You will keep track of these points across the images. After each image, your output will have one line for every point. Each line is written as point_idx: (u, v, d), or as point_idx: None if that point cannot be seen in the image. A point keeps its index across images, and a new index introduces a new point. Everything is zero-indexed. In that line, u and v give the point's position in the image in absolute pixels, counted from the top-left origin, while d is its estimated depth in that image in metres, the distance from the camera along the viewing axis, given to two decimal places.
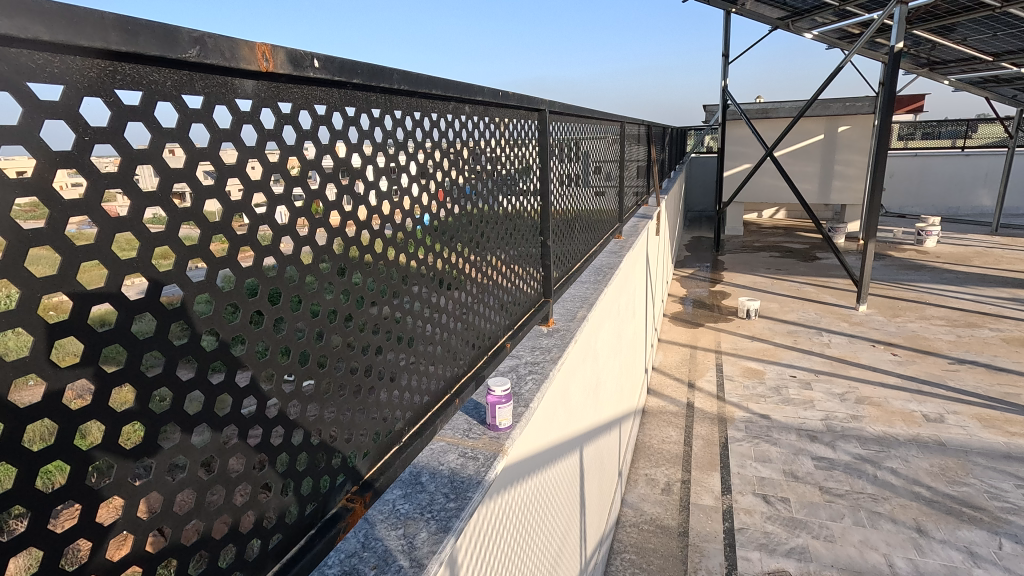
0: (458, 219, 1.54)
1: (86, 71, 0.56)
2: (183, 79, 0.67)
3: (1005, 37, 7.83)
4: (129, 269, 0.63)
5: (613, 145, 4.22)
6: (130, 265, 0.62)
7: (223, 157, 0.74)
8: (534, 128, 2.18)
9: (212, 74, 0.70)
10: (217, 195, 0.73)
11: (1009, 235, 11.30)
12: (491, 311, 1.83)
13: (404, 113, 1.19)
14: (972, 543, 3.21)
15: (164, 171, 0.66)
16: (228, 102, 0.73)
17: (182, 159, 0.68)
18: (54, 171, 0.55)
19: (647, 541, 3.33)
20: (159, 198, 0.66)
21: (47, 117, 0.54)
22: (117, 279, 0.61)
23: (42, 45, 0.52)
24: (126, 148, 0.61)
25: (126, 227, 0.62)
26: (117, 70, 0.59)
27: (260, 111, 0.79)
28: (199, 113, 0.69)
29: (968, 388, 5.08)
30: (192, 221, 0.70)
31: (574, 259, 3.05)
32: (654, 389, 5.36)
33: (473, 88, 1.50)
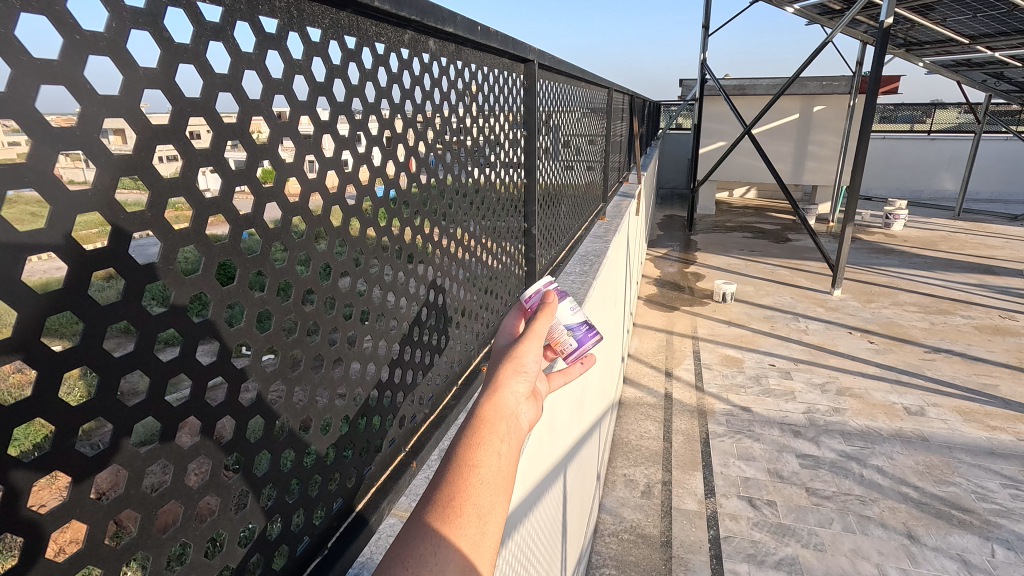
0: (434, 190, 1.29)
1: None
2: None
3: (985, 19, 7.59)
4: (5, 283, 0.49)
5: (589, 116, 3.79)
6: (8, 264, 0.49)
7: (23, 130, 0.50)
8: (519, 83, 1.85)
9: None
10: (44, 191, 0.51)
11: (972, 220, 11.44)
12: (461, 284, 1.52)
13: (326, 34, 0.83)
14: (965, 551, 3.05)
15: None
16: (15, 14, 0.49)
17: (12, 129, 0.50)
18: None
19: (627, 553, 3.04)
20: None
21: None
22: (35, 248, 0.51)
23: None
24: None
25: None
26: None
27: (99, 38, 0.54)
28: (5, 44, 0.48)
29: (946, 379, 4.98)
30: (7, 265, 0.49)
31: (550, 238, 2.68)
32: (631, 378, 5.07)
33: (440, 13, 1.11)
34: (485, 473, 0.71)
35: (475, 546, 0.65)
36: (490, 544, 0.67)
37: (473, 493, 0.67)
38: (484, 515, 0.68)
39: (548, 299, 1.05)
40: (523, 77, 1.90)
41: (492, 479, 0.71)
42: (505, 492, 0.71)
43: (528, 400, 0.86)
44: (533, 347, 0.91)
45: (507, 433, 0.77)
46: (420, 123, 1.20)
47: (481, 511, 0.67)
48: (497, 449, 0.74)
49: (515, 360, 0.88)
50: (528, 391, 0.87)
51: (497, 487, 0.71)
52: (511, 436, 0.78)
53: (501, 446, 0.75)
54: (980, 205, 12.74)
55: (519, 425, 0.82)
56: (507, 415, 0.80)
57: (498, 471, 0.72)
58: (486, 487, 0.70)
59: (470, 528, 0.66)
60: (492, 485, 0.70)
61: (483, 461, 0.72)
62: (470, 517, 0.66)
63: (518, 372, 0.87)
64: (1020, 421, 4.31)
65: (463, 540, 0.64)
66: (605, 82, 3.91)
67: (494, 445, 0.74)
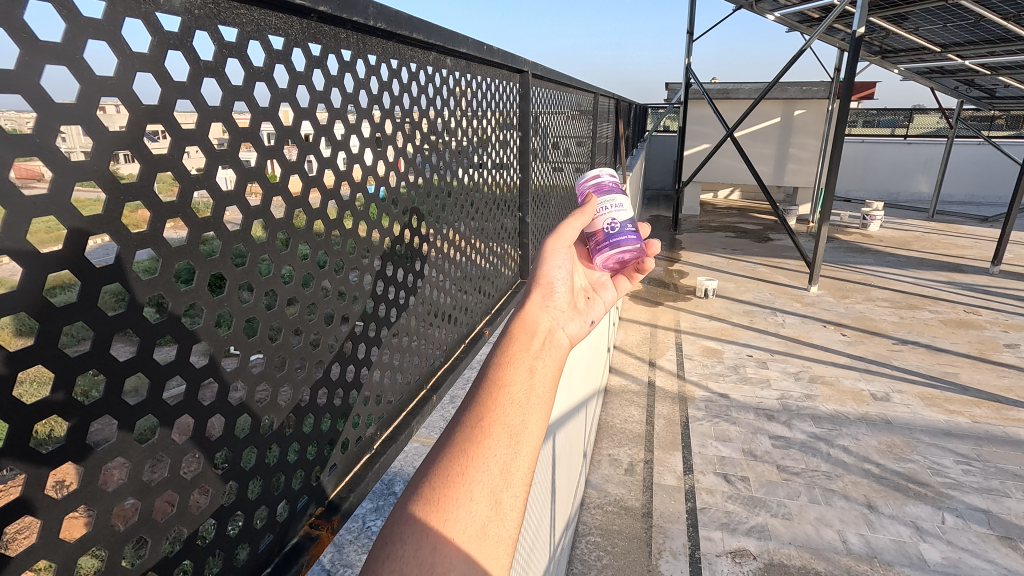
0: (423, 191, 1.42)
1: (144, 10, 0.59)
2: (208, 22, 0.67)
3: (955, 29, 7.96)
4: (170, 212, 0.67)
5: (577, 118, 4.05)
6: (172, 208, 0.67)
7: (179, 118, 0.68)
8: (515, 90, 2.19)
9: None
10: (199, 141, 0.71)
11: (945, 221, 11.89)
12: (449, 284, 1.68)
13: (377, 59, 1.09)
14: (918, 518, 3.34)
15: (173, 131, 0.67)
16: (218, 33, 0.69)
17: (192, 118, 0.70)
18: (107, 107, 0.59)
19: (612, 523, 3.29)
20: (171, 161, 0.67)
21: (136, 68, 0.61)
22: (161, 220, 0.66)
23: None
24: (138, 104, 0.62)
25: (165, 165, 0.66)
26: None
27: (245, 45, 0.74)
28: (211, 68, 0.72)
29: (911, 368, 5.31)
30: (178, 214, 0.68)
31: (538, 232, 2.95)
32: (616, 368, 5.34)
33: (457, 38, 1.42)
34: (513, 392, 0.87)
35: (507, 456, 0.81)
36: (521, 452, 0.83)
37: (500, 412, 0.83)
38: (514, 430, 0.84)
39: (582, 206, 1.26)
40: (519, 85, 2.25)
41: (521, 399, 0.87)
42: (532, 408, 0.87)
43: (555, 317, 1.08)
44: (555, 267, 1.15)
45: (532, 358, 0.94)
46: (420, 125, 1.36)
47: (511, 428, 0.84)
48: (524, 372, 0.91)
49: (541, 285, 1.11)
50: (552, 312, 1.08)
51: (525, 405, 0.87)
52: (537, 357, 0.95)
53: (527, 369, 0.92)
54: (952, 206, 13.24)
55: (545, 346, 0.99)
56: (533, 342, 0.98)
57: (525, 392, 0.89)
58: (514, 406, 0.86)
59: (500, 444, 0.82)
60: (520, 404, 0.87)
61: (512, 382, 0.88)
62: (499, 434, 0.82)
63: (542, 297, 1.09)
64: (975, 406, 4.64)
65: (495, 453, 0.81)
66: (591, 86, 4.17)
67: (521, 370, 0.91)
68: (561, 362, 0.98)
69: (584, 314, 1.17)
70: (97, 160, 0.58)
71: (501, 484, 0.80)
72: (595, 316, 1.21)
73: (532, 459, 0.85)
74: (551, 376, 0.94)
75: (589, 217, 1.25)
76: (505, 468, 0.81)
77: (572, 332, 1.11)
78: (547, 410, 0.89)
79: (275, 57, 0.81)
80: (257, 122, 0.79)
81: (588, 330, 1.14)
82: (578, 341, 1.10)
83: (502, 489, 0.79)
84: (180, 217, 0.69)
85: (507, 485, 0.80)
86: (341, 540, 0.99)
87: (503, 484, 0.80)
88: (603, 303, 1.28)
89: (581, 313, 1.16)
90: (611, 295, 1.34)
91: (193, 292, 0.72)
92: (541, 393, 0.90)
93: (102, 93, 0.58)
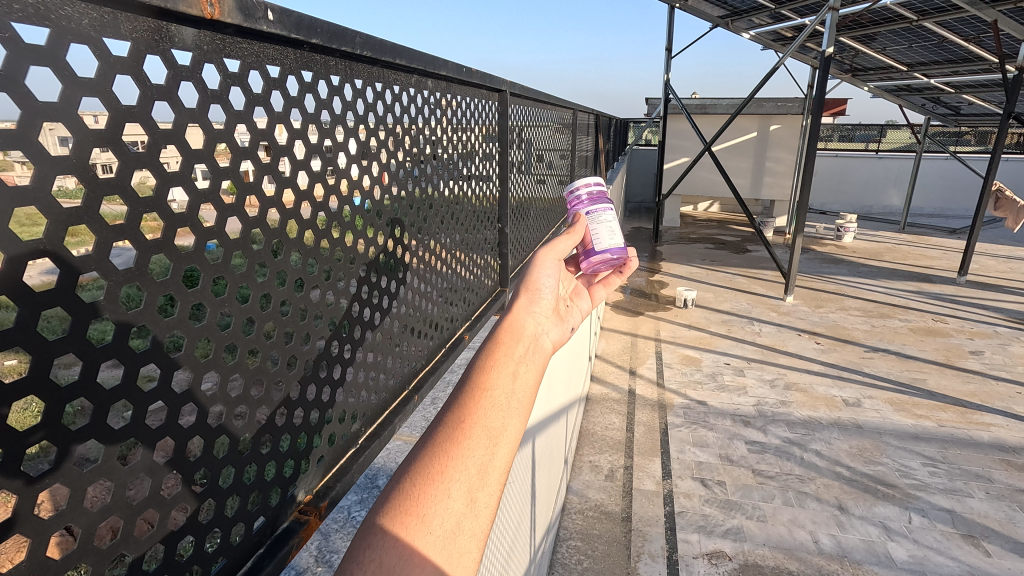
0: (405, 203, 1.49)
1: (154, 38, 0.65)
2: (215, 49, 0.74)
3: (920, 49, 8.28)
4: (178, 222, 0.73)
5: (557, 133, 4.16)
6: (180, 219, 0.73)
7: (188, 140, 0.75)
8: (494, 109, 2.30)
9: (213, 33, 0.73)
10: (204, 159, 0.77)
11: (915, 232, 12.28)
12: (433, 294, 1.76)
13: (365, 82, 1.17)
14: (887, 518, 3.46)
15: (182, 150, 0.73)
16: (221, 63, 0.75)
17: (201, 139, 0.76)
18: (122, 125, 0.64)
19: (592, 527, 3.35)
20: (180, 176, 0.73)
21: (154, 97, 0.68)
22: (171, 229, 0.72)
23: (177, 20, 0.67)
24: (152, 126, 0.68)
25: (175, 180, 0.72)
26: (168, 33, 0.67)
27: (247, 74, 0.80)
28: (218, 95, 0.78)
29: (881, 374, 5.48)
30: (187, 225, 0.74)
31: (518, 244, 3.05)
32: (598, 376, 5.43)
33: (438, 62, 1.52)
34: (495, 396, 0.84)
35: (485, 457, 0.79)
36: (499, 454, 0.80)
37: (481, 415, 0.80)
38: (494, 433, 0.81)
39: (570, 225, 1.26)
40: (498, 104, 2.36)
41: (503, 403, 0.84)
42: (513, 411, 0.84)
43: (540, 323, 1.04)
44: (547, 273, 1.11)
45: (516, 361, 0.91)
46: (403, 143, 1.44)
47: (491, 431, 0.80)
48: (507, 375, 0.87)
49: (530, 289, 1.08)
50: (537, 317, 1.04)
51: (506, 409, 0.84)
52: (522, 361, 0.92)
53: (511, 372, 0.88)
54: (922, 219, 13.67)
55: (531, 349, 0.96)
56: (518, 344, 0.94)
57: (508, 396, 0.85)
58: (495, 409, 0.82)
59: (479, 445, 0.79)
60: (502, 407, 0.83)
61: (494, 386, 0.85)
62: (479, 436, 0.79)
63: (530, 301, 1.06)
64: (942, 410, 4.81)
65: (473, 453, 0.78)
66: (570, 102, 4.28)
67: (504, 373, 0.87)
68: (545, 366, 0.95)
69: (567, 318, 1.14)
70: (121, 176, 0.65)
71: (477, 485, 0.77)
72: (576, 319, 1.19)
73: (510, 461, 0.82)
74: (533, 382, 0.91)
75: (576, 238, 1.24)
76: (482, 470, 0.78)
77: (556, 339, 1.05)
78: (526, 417, 0.85)
79: (274, 84, 0.88)
80: (255, 142, 0.87)
81: (571, 336, 1.10)
82: (563, 344, 1.07)
83: (478, 489, 0.77)
84: (188, 226, 0.75)
85: (482, 484, 0.78)
86: (327, 529, 1.06)
87: (479, 484, 0.77)
88: (582, 314, 1.24)
89: (565, 317, 1.14)
90: (588, 306, 1.29)
91: (199, 292, 0.78)
92: (522, 399, 0.87)
93: (123, 121, 0.64)
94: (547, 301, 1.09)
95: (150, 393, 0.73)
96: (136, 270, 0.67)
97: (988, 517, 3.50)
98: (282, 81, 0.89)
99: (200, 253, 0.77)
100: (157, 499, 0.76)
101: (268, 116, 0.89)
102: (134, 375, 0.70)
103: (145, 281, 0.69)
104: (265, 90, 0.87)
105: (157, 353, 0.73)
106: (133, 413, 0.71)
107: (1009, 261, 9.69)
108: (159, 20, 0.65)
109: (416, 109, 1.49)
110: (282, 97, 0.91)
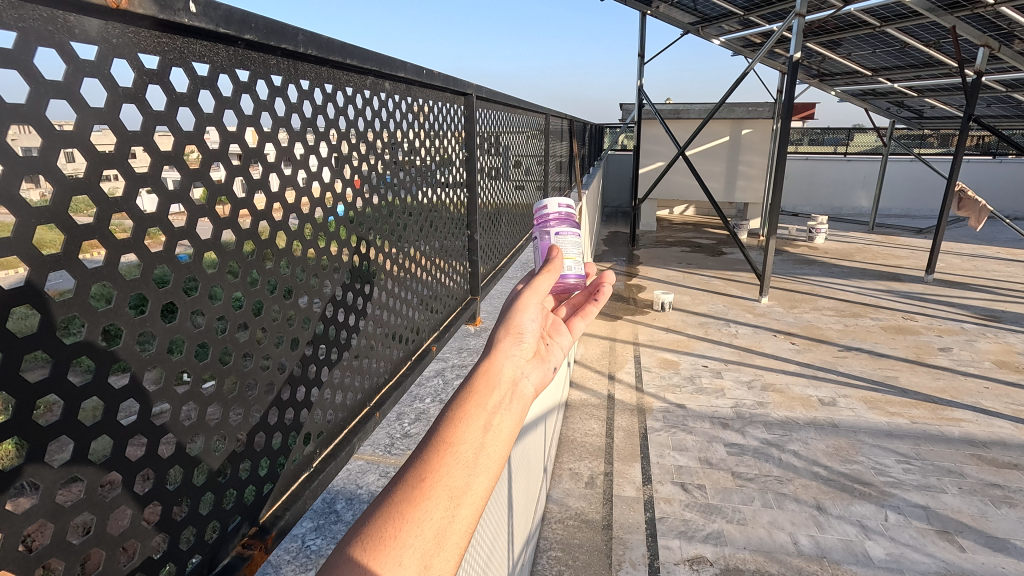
0: (375, 213, 1.43)
1: (43, 23, 0.57)
2: (128, 39, 0.67)
3: (884, 54, 8.50)
4: (83, 234, 0.63)
5: (531, 138, 4.11)
6: (84, 231, 0.62)
7: (98, 142, 0.64)
8: (460, 112, 2.23)
9: (120, 25, 0.66)
10: (117, 165, 0.66)
11: (884, 232, 12.56)
12: (413, 301, 1.77)
13: (313, 83, 1.08)
14: (864, 517, 3.49)
15: (91, 154, 0.63)
16: (132, 57, 0.67)
17: (110, 139, 0.65)
18: (9, 125, 0.55)
19: (573, 537, 3.30)
20: (88, 184, 0.63)
21: (52, 95, 0.58)
22: (73, 245, 0.62)
23: (74, 8, 0.60)
24: (48, 127, 0.58)
25: (78, 187, 0.62)
26: (64, 20, 0.60)
27: (169, 70, 0.73)
28: (132, 92, 0.67)
29: (855, 373, 5.56)
30: (95, 237, 0.64)
31: (490, 251, 2.97)
32: (576, 382, 5.39)
33: (394, 63, 1.43)
34: (461, 451, 0.74)
35: (443, 521, 0.69)
36: (462, 517, 0.71)
37: (443, 473, 0.70)
38: (457, 492, 0.71)
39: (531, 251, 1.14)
40: (464, 107, 2.30)
41: (469, 460, 0.74)
42: (481, 469, 0.75)
43: (520, 365, 0.94)
44: (529, 314, 1.02)
45: (490, 412, 0.81)
46: (365, 152, 1.34)
47: (453, 490, 0.71)
48: (478, 429, 0.78)
49: (509, 329, 0.99)
50: (519, 359, 0.94)
51: (473, 466, 0.74)
52: (497, 411, 0.82)
53: (483, 425, 0.79)
54: (890, 219, 14.02)
55: (509, 397, 0.87)
56: (494, 393, 0.84)
57: (476, 452, 0.75)
58: (460, 466, 0.73)
59: (438, 507, 0.69)
60: (468, 465, 0.74)
61: (461, 440, 0.75)
62: (440, 497, 0.69)
63: (512, 342, 0.96)
64: (913, 407, 4.88)
65: (432, 516, 0.68)
66: (542, 108, 4.25)
67: (475, 425, 0.78)
68: (525, 415, 0.86)
69: (546, 356, 1.06)
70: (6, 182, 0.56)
71: (432, 552, 0.67)
72: (555, 358, 1.10)
73: (473, 524, 0.72)
74: (511, 432, 0.82)
75: (557, 271, 1.14)
76: (440, 534, 0.68)
77: (537, 382, 0.96)
78: (497, 475, 0.76)
79: (202, 82, 0.79)
80: (181, 147, 0.76)
81: (553, 379, 1.02)
82: (544, 387, 0.99)
83: (434, 554, 0.67)
84: (97, 239, 0.64)
85: (439, 550, 0.68)
86: (278, 561, 0.99)
87: (435, 549, 0.67)
88: (560, 350, 1.16)
89: (545, 358, 1.05)
90: (566, 341, 1.23)
91: (114, 312, 0.67)
92: (495, 455, 0.77)
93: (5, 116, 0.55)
94: (530, 340, 1.00)
95: (56, 421, 0.63)
96: (29, 288, 0.57)
97: (962, 512, 3.55)
98: (214, 80, 0.81)
99: (113, 269, 0.66)
100: (64, 546, 0.66)
101: (198, 119, 0.78)
102: (28, 406, 0.60)
103: (43, 298, 0.59)
104: (192, 87, 0.77)
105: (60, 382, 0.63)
106: (27, 449, 0.61)
107: (973, 259, 10.00)
108: (52, 11, 0.58)
109: (377, 113, 1.39)
110: (213, 97, 0.82)
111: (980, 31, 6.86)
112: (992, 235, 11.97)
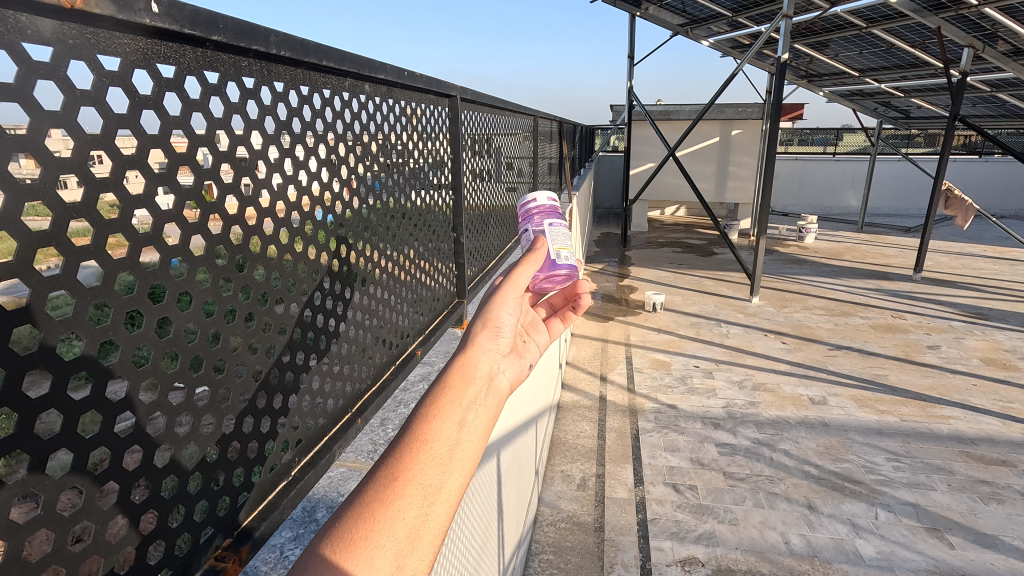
0: (356, 216, 1.41)
1: None
2: (85, 38, 0.65)
3: (870, 55, 8.57)
4: (38, 241, 0.61)
5: (520, 140, 4.10)
6: (37, 237, 0.60)
7: (53, 146, 0.62)
8: (445, 114, 2.21)
9: (76, 25, 0.64)
10: (73, 169, 0.64)
11: (873, 232, 12.65)
12: (398, 306, 1.76)
13: (288, 84, 1.07)
14: (855, 516, 3.49)
15: (46, 158, 0.61)
16: (90, 57, 0.65)
17: (68, 144, 0.64)
18: None
19: (565, 539, 3.29)
20: (40, 188, 0.61)
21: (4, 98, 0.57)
22: (27, 251, 0.60)
23: (23, 6, 0.59)
24: None
25: (31, 193, 0.60)
26: (14, 19, 0.58)
27: (132, 71, 0.71)
28: (90, 93, 0.65)
29: (845, 371, 5.59)
30: (50, 244, 0.62)
31: (478, 254, 2.95)
32: (568, 384, 5.38)
33: (374, 64, 1.41)
34: (435, 449, 0.72)
35: (417, 519, 0.67)
36: (436, 514, 0.69)
37: (417, 471, 0.69)
38: (430, 490, 0.70)
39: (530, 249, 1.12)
40: (449, 109, 2.28)
41: (444, 457, 0.73)
42: (456, 466, 0.73)
43: (496, 361, 0.92)
44: (507, 308, 1.00)
45: (465, 407, 0.79)
46: (346, 156, 1.33)
47: (426, 489, 0.69)
48: (452, 425, 0.76)
49: (486, 324, 0.97)
50: (495, 354, 0.93)
51: (447, 463, 0.73)
52: (472, 406, 0.81)
53: (457, 421, 0.77)
54: (879, 219, 14.13)
55: (484, 392, 0.85)
56: (470, 388, 0.83)
57: (451, 449, 0.74)
58: (435, 463, 0.71)
59: (411, 506, 0.67)
60: (442, 462, 0.72)
61: (436, 436, 0.73)
62: (413, 495, 0.68)
63: (490, 337, 0.95)
64: (903, 405, 4.91)
65: (405, 514, 0.66)
66: (530, 110, 4.24)
67: (449, 421, 0.76)
68: (500, 410, 0.84)
69: (524, 352, 1.05)
70: None
71: (405, 551, 0.65)
72: (533, 354, 1.09)
73: (447, 522, 0.71)
74: (486, 427, 0.80)
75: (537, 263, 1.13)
76: (413, 533, 0.67)
77: (513, 377, 0.95)
78: (471, 471, 0.75)
79: (168, 83, 0.77)
80: (147, 151, 0.75)
81: (530, 374, 1.00)
82: (520, 382, 0.97)
83: (407, 554, 0.65)
84: (54, 245, 0.63)
85: (413, 548, 0.66)
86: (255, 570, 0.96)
87: (409, 548, 0.65)
88: (539, 346, 1.15)
89: (522, 354, 1.04)
90: (544, 337, 1.23)
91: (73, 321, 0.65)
92: (469, 451, 0.76)
93: None
94: (507, 335, 0.98)
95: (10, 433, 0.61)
96: None
97: (951, 509, 3.57)
98: (180, 82, 0.79)
99: (72, 277, 0.64)
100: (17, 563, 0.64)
101: (164, 120, 0.76)
102: None
103: None
104: (158, 89, 0.76)
105: (13, 395, 0.61)
106: None
107: (960, 258, 10.10)
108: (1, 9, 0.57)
109: (357, 115, 1.37)
110: (180, 99, 0.80)
111: (964, 31, 6.93)
112: (979, 234, 12.09)
